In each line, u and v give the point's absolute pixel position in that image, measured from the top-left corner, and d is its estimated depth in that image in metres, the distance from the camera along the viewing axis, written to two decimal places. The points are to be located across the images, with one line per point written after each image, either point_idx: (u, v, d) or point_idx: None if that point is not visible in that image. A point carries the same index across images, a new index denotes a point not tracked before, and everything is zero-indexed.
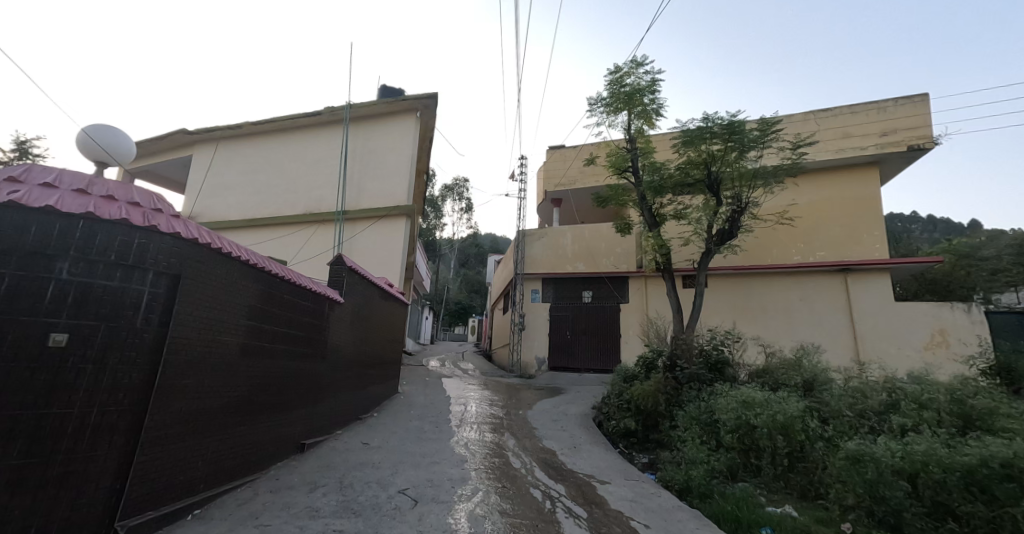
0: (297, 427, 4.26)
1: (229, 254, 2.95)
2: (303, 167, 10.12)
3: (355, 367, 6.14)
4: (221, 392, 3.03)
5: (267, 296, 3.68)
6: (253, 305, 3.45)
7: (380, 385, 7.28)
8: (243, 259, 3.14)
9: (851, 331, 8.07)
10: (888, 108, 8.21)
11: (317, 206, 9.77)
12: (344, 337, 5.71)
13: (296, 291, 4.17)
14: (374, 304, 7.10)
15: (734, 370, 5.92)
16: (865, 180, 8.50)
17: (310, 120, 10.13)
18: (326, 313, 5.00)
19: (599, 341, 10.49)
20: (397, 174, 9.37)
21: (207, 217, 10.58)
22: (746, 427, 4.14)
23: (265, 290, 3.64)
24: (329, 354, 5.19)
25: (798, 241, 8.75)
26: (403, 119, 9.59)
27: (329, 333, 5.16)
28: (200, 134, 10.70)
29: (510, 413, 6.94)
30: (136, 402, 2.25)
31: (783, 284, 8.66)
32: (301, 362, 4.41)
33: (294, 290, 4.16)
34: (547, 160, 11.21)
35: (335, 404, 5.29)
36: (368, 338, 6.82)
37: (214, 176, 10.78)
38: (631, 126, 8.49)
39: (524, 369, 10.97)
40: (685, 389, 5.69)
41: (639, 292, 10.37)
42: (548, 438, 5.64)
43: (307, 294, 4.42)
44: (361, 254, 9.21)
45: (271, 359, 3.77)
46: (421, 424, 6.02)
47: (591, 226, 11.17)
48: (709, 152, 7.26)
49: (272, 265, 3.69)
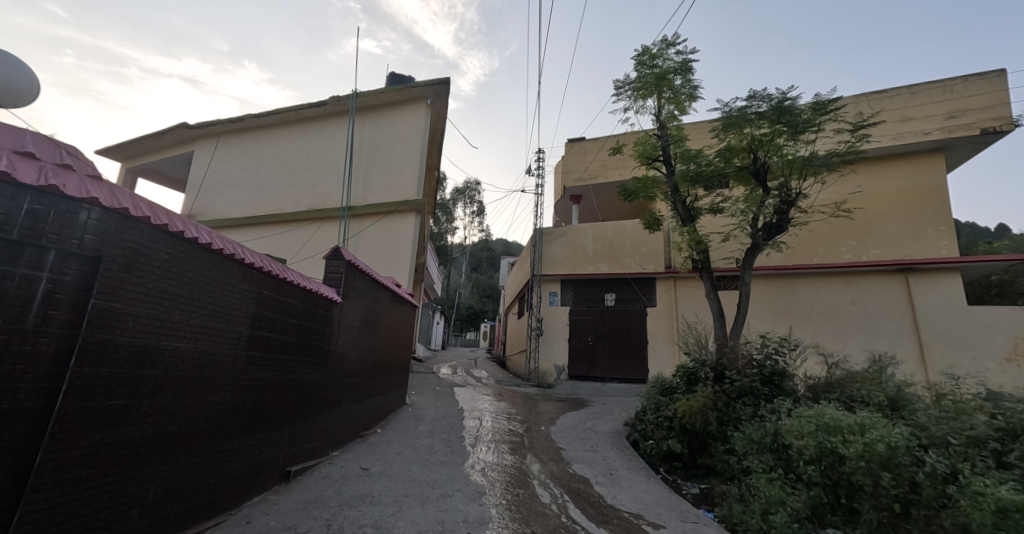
0: (284, 449, 3.59)
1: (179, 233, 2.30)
2: (308, 161, 9.58)
3: (359, 376, 5.49)
4: (171, 414, 2.35)
5: (244, 292, 3.03)
6: (225, 302, 2.80)
7: (387, 396, 6.60)
8: (201, 242, 2.48)
9: (916, 340, 7.10)
10: (955, 86, 7.29)
11: (321, 202, 9.20)
12: (346, 342, 5.04)
13: (281, 287, 3.52)
14: (382, 306, 6.43)
15: (794, 384, 5.06)
16: (927, 167, 7.56)
17: (316, 112, 9.62)
18: (325, 314, 4.35)
19: (624, 349, 9.67)
20: (406, 166, 8.75)
21: (209, 215, 10.13)
22: (833, 458, 3.33)
23: (241, 286, 2.98)
24: (327, 362, 4.53)
25: (851, 237, 7.83)
26: (413, 108, 8.99)
27: (330, 336, 4.52)
28: (203, 128, 10.31)
29: (531, 429, 6.18)
30: (23, 437, 1.62)
31: (834, 285, 7.76)
32: (293, 371, 3.77)
33: (279, 285, 3.50)
34: (566, 154, 10.50)
35: (334, 418, 4.64)
36: (373, 343, 6.16)
37: (218, 172, 10.34)
38: (661, 111, 7.73)
39: (542, 378, 10.20)
40: (738, 405, 4.86)
41: (667, 295, 9.53)
42: (579, 461, 4.84)
43: (298, 291, 3.77)
44: (369, 253, 8.61)
45: (247, 368, 3.10)
46: (431, 442, 5.29)
47: (613, 224, 10.39)
48: (754, 136, 6.43)
49: (251, 254, 3.05)
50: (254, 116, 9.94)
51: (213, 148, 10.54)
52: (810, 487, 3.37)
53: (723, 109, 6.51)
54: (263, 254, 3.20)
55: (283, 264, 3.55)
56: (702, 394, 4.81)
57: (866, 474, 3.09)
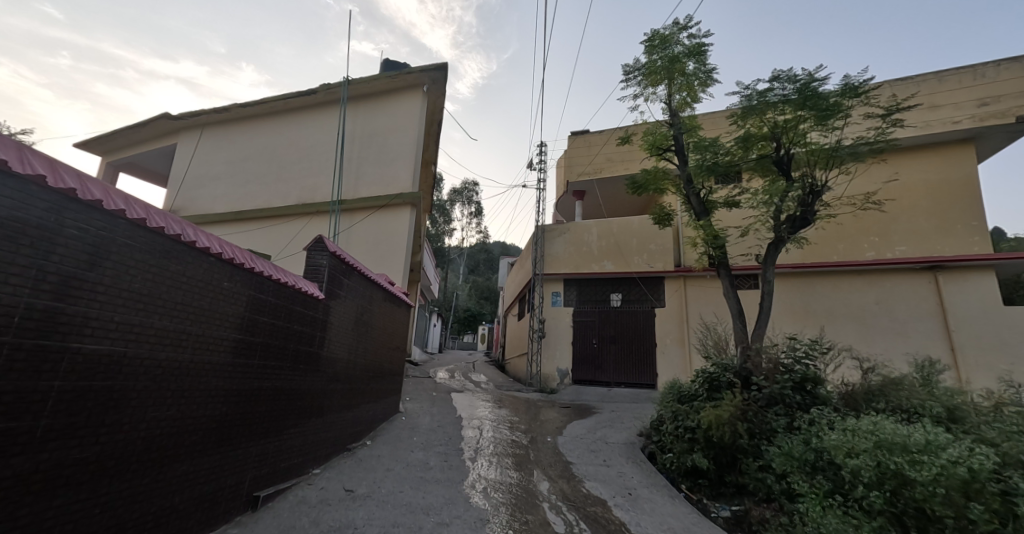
0: (250, 471, 3.04)
1: (83, 198, 1.82)
2: (298, 153, 9.08)
3: (347, 382, 4.96)
4: (76, 435, 1.81)
5: (193, 283, 2.50)
6: (165, 294, 2.28)
7: (378, 404, 6.06)
8: (120, 212, 1.98)
9: (947, 342, 6.62)
10: (986, 72, 6.88)
11: (311, 196, 8.69)
12: (332, 344, 4.50)
13: (244, 279, 3.00)
14: (375, 305, 5.91)
15: (827, 391, 4.56)
16: (955, 158, 7.13)
17: (305, 100, 9.11)
18: (305, 312, 3.82)
19: (630, 351, 9.18)
20: (401, 158, 8.25)
21: (191, 210, 9.58)
22: (897, 482, 2.82)
23: (187, 275, 2.45)
24: (309, 368, 3.99)
25: (874, 233, 7.37)
26: (408, 96, 8.51)
27: (311, 337, 3.98)
28: (186, 118, 9.78)
29: (535, 439, 5.64)
30: None
31: (856, 284, 7.30)
32: (264, 377, 3.24)
33: (241, 276, 2.97)
34: (570, 147, 10.05)
35: (317, 429, 4.11)
36: (365, 346, 5.63)
37: (202, 165, 9.80)
38: (672, 98, 7.27)
39: (545, 382, 9.68)
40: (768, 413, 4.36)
41: (677, 295, 9.04)
42: (592, 479, 4.30)
43: (265, 284, 3.25)
44: (361, 249, 8.09)
45: (199, 375, 2.56)
46: (426, 456, 4.75)
47: (620, 220, 9.92)
48: (776, 122, 5.95)
49: (201, 237, 2.54)
50: (240, 105, 9.42)
51: (196, 140, 9.99)
52: (871, 517, 2.86)
53: (741, 93, 6.03)
54: (219, 238, 2.71)
55: (247, 251, 3.04)
56: (729, 403, 4.31)
57: (943, 504, 2.58)
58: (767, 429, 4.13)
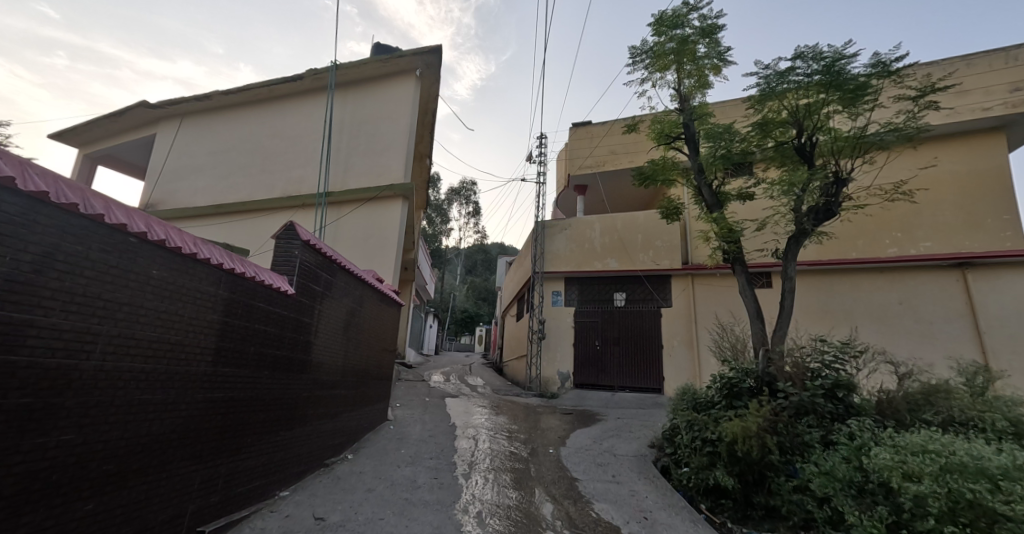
0: (195, 501, 2.49)
1: None
2: (283, 144, 8.58)
3: (328, 389, 4.43)
4: None
5: (124, 276, 1.99)
6: (53, 281, 1.68)
7: (365, 411, 5.54)
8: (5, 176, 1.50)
9: (978, 345, 6.15)
10: (1017, 55, 6.48)
11: (296, 188, 8.17)
12: (308, 346, 3.96)
13: (187, 268, 2.41)
14: (362, 304, 5.41)
15: (866, 399, 4.05)
16: (981, 148, 6.72)
17: (292, 87, 8.60)
18: (271, 309, 3.27)
19: (635, 353, 8.70)
20: (392, 147, 7.76)
21: (170, 204, 9.05)
22: (975, 514, 2.34)
23: (116, 266, 1.94)
24: (279, 374, 3.44)
25: (896, 228, 6.92)
26: (400, 83, 8.04)
27: (280, 339, 3.43)
28: (165, 107, 9.25)
29: (536, 451, 5.13)
30: None
31: (877, 283, 6.87)
32: (217, 387, 2.69)
33: (183, 265, 2.38)
34: (572, 139, 9.61)
35: (288, 444, 3.56)
36: (350, 348, 5.12)
37: (182, 156, 9.27)
38: (681, 84, 6.81)
39: (545, 386, 9.17)
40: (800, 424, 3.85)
41: (684, 294, 8.58)
42: (602, 500, 3.81)
43: (216, 274, 2.67)
44: (348, 244, 7.58)
45: (124, 388, 2.00)
46: (413, 472, 4.23)
47: (624, 215, 9.45)
48: (796, 107, 5.46)
49: (113, 211, 1.95)
50: (222, 93, 8.89)
51: (177, 130, 9.47)
52: None
53: (759, 74, 5.55)
54: (143, 213, 2.11)
55: (188, 235, 2.44)
56: (756, 413, 3.80)
57: None
58: (801, 444, 3.63)
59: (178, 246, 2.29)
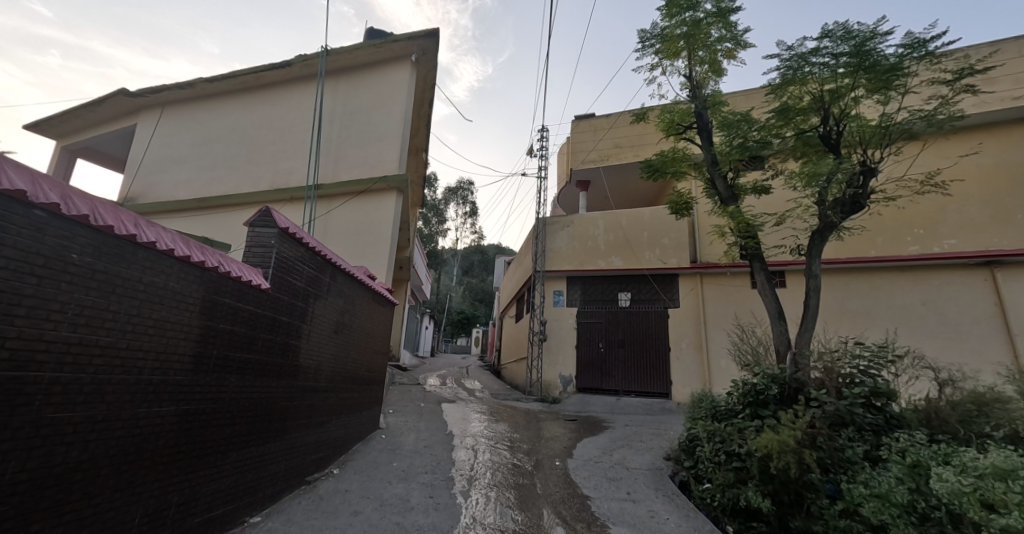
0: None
1: None
2: (271, 134, 8.12)
3: (312, 397, 3.97)
4: None
5: (31, 261, 1.53)
6: None
7: (355, 420, 5.08)
8: None
9: (1009, 348, 5.78)
10: None
11: (284, 181, 7.72)
12: (289, 350, 3.51)
13: (126, 254, 1.93)
14: (352, 304, 4.96)
15: (908, 408, 3.65)
16: (1004, 144, 6.48)
17: (280, 74, 8.15)
18: (239, 307, 2.80)
19: (641, 356, 8.29)
20: (386, 137, 7.34)
21: (150, 197, 8.55)
22: None
23: (17, 247, 1.48)
24: (251, 381, 2.97)
25: (918, 225, 6.59)
26: (395, 70, 7.63)
27: (252, 341, 2.96)
28: (146, 95, 8.77)
29: (541, 464, 4.70)
30: None
31: (898, 282, 6.52)
32: (170, 398, 2.22)
33: (120, 250, 1.90)
34: (575, 132, 9.25)
35: (263, 461, 3.10)
36: (339, 352, 4.68)
37: (164, 147, 8.78)
38: (693, 71, 6.44)
39: (546, 390, 8.74)
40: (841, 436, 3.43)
41: (692, 294, 8.19)
42: (619, 523, 3.38)
43: (167, 263, 2.19)
44: (339, 240, 7.13)
45: (22, 406, 1.53)
46: (406, 490, 3.78)
47: (629, 212, 9.07)
48: (820, 91, 5.10)
49: (9, 173, 1.47)
50: (207, 80, 8.41)
51: (160, 120, 8.98)
52: None
53: (780, 56, 5.17)
54: (53, 178, 1.62)
55: (126, 213, 1.96)
56: (791, 426, 3.39)
57: None
58: (844, 461, 3.21)
59: (107, 225, 1.81)
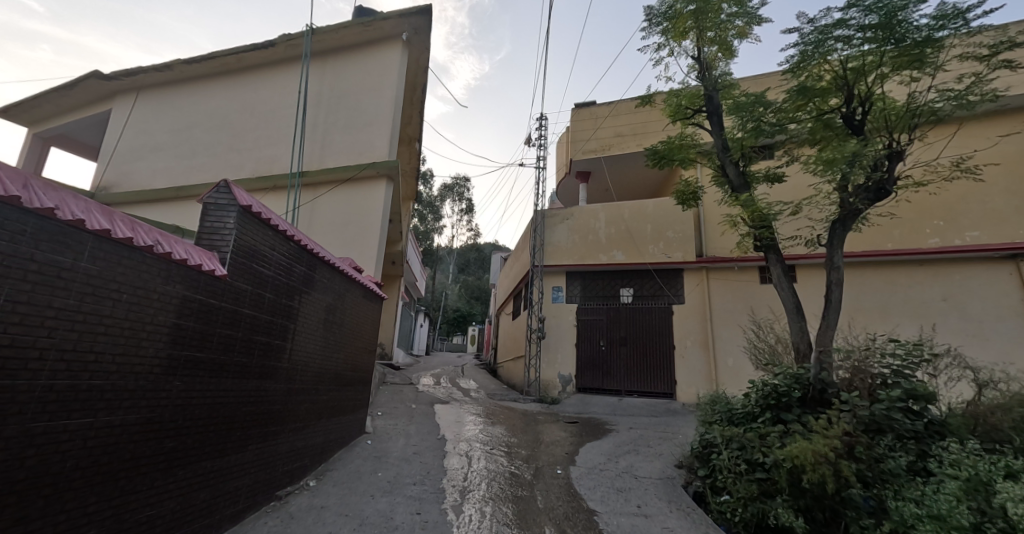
0: None
1: None
2: (254, 119, 7.65)
3: (287, 400, 3.52)
4: None
5: None
6: None
7: (338, 424, 4.65)
8: None
9: None
10: None
11: (266, 168, 7.25)
12: (258, 348, 3.07)
13: (11, 223, 1.46)
14: (336, 299, 4.49)
15: (952, 412, 3.26)
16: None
17: (263, 55, 7.66)
18: (187, 297, 2.32)
19: (644, 354, 7.92)
20: (376, 122, 6.89)
21: (125, 187, 8.05)
22: None
23: None
24: (205, 384, 2.50)
25: (938, 216, 6.27)
26: (386, 51, 7.18)
27: (205, 337, 2.48)
28: (120, 78, 8.24)
29: (541, 472, 4.30)
30: None
31: (918, 276, 6.18)
32: (85, 409, 1.75)
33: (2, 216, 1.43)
34: (575, 121, 8.85)
35: (220, 477, 2.63)
36: (322, 350, 4.24)
37: (140, 134, 8.27)
38: (702, 52, 6.04)
39: (544, 390, 8.34)
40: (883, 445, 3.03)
41: (697, 289, 7.83)
42: None
43: (82, 239, 1.72)
44: (324, 230, 6.68)
45: None
46: (391, 506, 3.36)
47: (631, 204, 8.69)
48: (842, 69, 4.71)
49: None
50: (185, 62, 7.91)
51: (136, 104, 8.47)
52: None
53: (800, 31, 4.77)
54: None
55: (9, 170, 1.48)
56: (825, 433, 3.00)
57: None
58: (887, 473, 2.82)
59: None
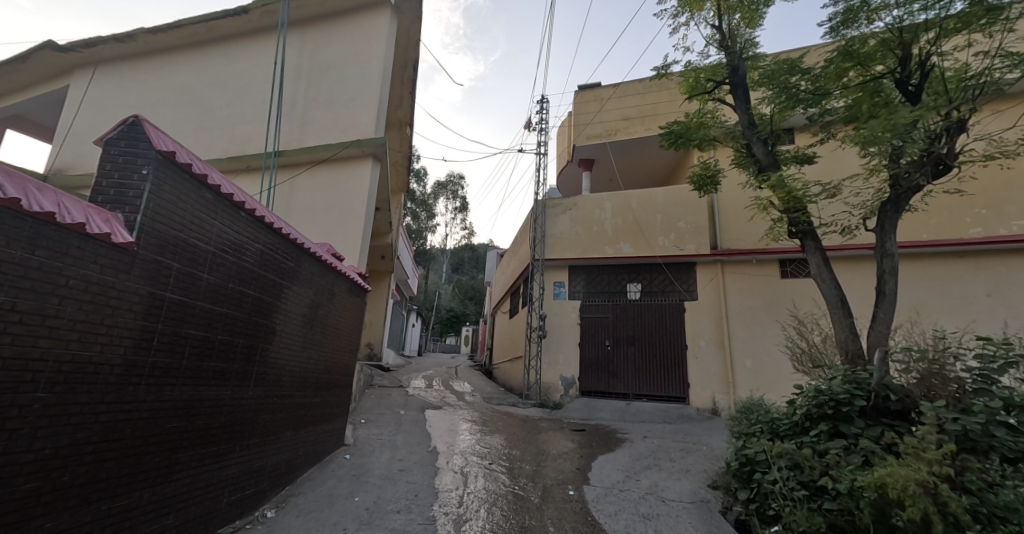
0: None
1: None
2: (225, 94, 6.90)
3: (238, 411, 2.78)
4: None
5: None
6: None
7: (310, 437, 3.91)
8: None
9: None
10: None
11: (238, 148, 6.51)
12: (192, 345, 2.32)
13: None
14: (311, 290, 3.75)
15: None
16: None
17: (236, 24, 6.93)
18: (64, 273, 1.57)
19: (653, 355, 7.30)
20: (361, 96, 6.21)
21: (81, 169, 7.22)
22: None
23: None
24: (100, 397, 1.76)
25: (979, 205, 5.99)
26: (373, 19, 6.50)
27: (96, 329, 1.72)
28: (77, 50, 7.42)
29: (549, 494, 3.63)
30: None
31: (957, 270, 5.87)
32: None
33: None
34: (579, 104, 8.24)
35: (125, 522, 1.89)
36: (292, 349, 3.49)
37: (99, 111, 7.45)
38: (723, 22, 5.45)
39: (545, 394, 7.66)
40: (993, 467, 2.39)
41: (712, 284, 7.23)
42: None
43: None
44: (301, 215, 5.96)
45: None
46: None
47: (638, 193, 8.07)
48: (891, 30, 4.15)
49: None
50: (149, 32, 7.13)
51: (96, 80, 7.64)
52: None
53: None
54: None
55: None
56: (920, 453, 2.36)
57: None
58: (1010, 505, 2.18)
59: None
